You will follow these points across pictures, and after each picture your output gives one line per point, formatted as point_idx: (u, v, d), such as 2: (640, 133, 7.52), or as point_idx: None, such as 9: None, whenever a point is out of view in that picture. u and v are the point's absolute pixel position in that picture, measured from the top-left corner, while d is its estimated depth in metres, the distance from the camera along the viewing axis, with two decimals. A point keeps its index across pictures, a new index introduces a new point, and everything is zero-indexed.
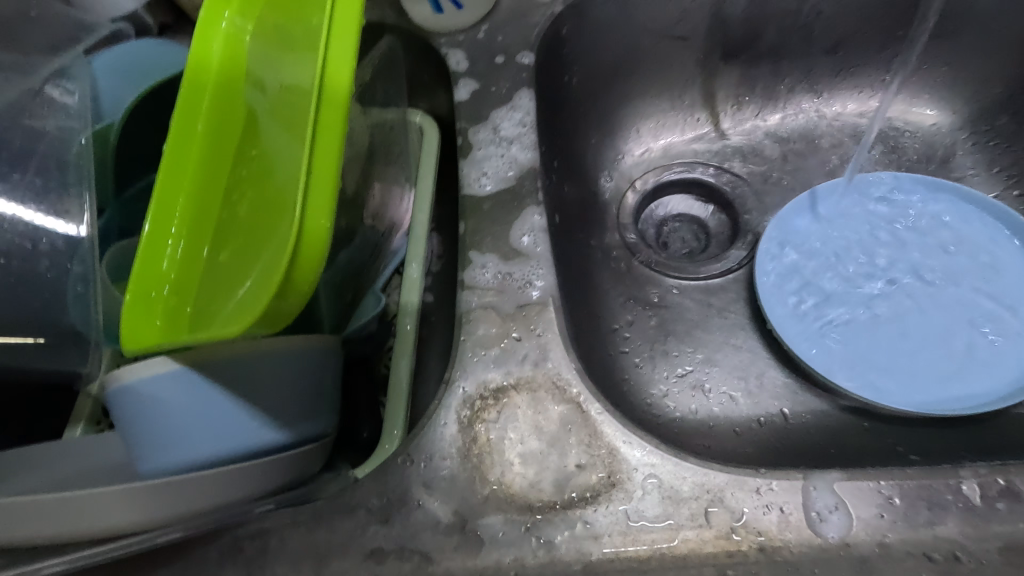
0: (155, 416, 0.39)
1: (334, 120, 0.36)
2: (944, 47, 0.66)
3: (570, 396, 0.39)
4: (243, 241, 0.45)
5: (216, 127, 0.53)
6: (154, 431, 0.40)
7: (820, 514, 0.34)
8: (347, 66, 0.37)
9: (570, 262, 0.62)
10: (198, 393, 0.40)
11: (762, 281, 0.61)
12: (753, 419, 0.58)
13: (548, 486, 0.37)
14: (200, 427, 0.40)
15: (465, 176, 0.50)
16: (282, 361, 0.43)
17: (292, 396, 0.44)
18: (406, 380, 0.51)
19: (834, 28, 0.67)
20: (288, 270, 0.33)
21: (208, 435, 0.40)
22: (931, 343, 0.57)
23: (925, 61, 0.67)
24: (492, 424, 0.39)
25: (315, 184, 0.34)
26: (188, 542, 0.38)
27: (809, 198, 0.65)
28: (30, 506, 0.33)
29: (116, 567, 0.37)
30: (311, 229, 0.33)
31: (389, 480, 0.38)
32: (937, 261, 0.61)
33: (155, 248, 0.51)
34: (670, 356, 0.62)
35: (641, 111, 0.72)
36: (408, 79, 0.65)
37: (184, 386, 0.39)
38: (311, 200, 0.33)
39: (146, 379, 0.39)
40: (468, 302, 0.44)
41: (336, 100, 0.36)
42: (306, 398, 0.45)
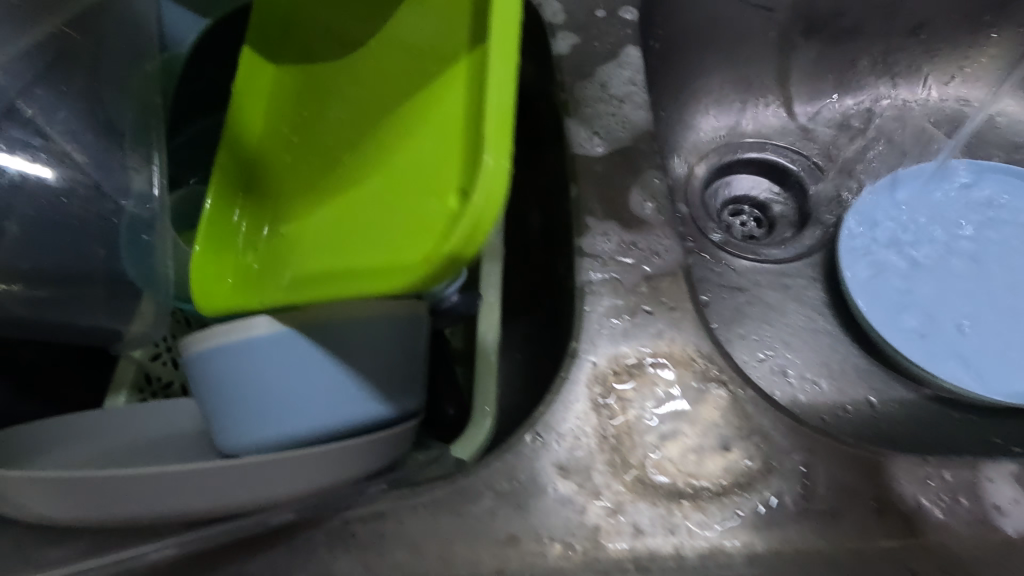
0: (246, 383, 0.35)
1: (508, 64, 0.30)
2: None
3: (713, 376, 0.37)
4: (346, 191, 0.40)
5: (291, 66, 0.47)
6: (253, 401, 0.35)
7: (1000, 507, 0.32)
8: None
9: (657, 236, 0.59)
10: (303, 360, 0.35)
11: (847, 270, 0.60)
12: (840, 408, 0.56)
13: (699, 471, 0.34)
14: (296, 398, 0.35)
15: (574, 135, 0.46)
16: (393, 328, 0.39)
17: (395, 368, 0.39)
18: (495, 353, 0.47)
19: (922, 8, 0.65)
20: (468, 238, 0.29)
21: (305, 408, 0.36)
22: (1012, 332, 0.57)
23: (1006, 49, 0.66)
24: (630, 402, 0.36)
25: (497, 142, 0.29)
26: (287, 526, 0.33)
27: (889, 181, 0.63)
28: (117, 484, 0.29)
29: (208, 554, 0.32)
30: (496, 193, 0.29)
31: (516, 461, 0.35)
32: (1012, 250, 0.61)
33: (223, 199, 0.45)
34: (748, 339, 0.59)
35: (715, 83, 0.68)
36: None
37: (289, 352, 0.35)
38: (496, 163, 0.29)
39: (248, 342, 0.34)
40: (587, 271, 0.41)
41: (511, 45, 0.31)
42: (405, 371, 0.41)
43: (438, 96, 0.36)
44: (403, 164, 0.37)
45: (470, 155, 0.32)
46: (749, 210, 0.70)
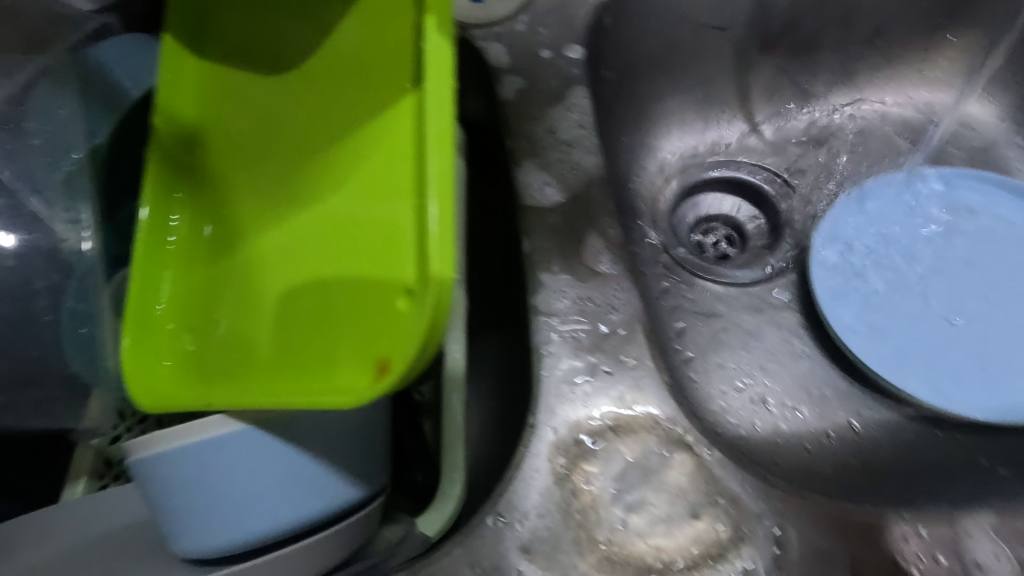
0: (203, 488, 0.33)
1: (447, 147, 0.30)
2: (985, 36, 0.64)
3: (678, 438, 0.35)
4: (302, 260, 0.39)
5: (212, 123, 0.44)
6: (217, 501, 0.33)
7: (980, 561, 0.31)
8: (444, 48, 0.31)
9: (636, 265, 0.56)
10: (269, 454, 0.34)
11: (819, 288, 0.58)
12: (823, 434, 0.55)
13: (669, 544, 0.33)
14: (256, 494, 0.34)
15: (526, 185, 0.44)
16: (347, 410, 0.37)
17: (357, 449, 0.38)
18: (461, 417, 0.45)
19: (876, 16, 0.64)
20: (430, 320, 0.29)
21: (264, 503, 0.35)
22: (988, 344, 0.56)
23: (962, 51, 0.66)
24: (593, 472, 0.35)
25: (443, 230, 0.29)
26: None
27: (857, 195, 0.62)
28: None
29: None
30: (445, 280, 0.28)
31: (479, 546, 0.33)
32: (983, 258, 0.59)
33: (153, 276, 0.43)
34: (726, 368, 0.58)
35: (676, 104, 0.67)
36: None
37: (253, 448, 0.33)
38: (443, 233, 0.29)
39: (205, 446, 0.32)
40: (544, 332, 0.39)
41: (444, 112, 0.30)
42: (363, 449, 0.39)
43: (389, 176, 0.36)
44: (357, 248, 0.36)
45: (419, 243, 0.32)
46: (721, 228, 0.68)
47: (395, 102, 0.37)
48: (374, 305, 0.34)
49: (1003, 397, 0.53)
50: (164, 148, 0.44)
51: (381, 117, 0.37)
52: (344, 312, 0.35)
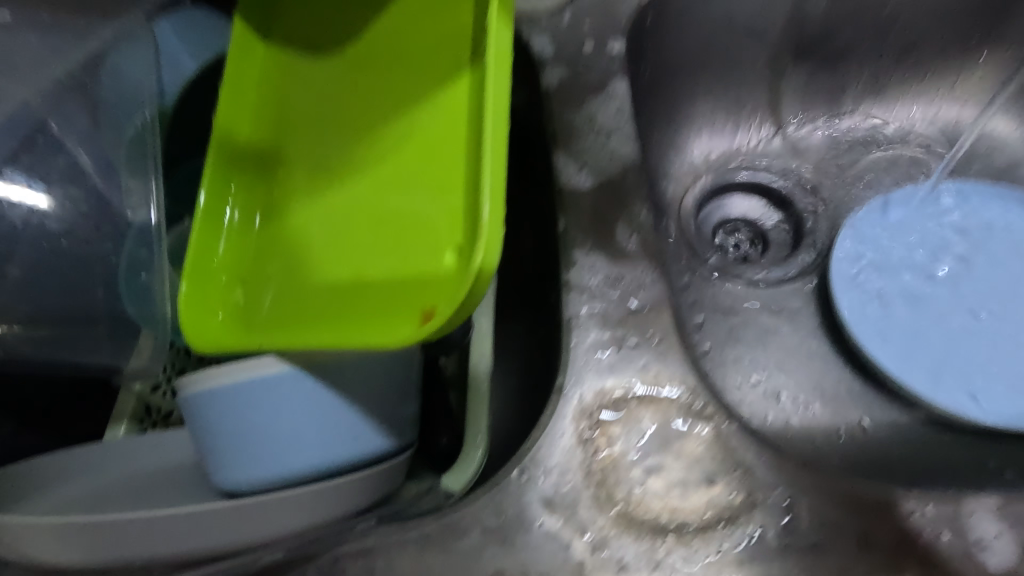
0: (250, 426, 0.35)
1: (501, 127, 0.32)
2: (1018, 55, 0.65)
3: (697, 410, 0.37)
4: (352, 229, 0.41)
5: (264, 91, 0.47)
6: (262, 438, 0.36)
7: (982, 543, 0.32)
8: (504, 40, 0.35)
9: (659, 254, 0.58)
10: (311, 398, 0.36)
11: (839, 291, 0.60)
12: (833, 431, 0.57)
13: (684, 507, 0.34)
14: (298, 438, 0.36)
15: (564, 169, 0.47)
16: (387, 365, 0.39)
17: (391, 404, 0.40)
18: (489, 374, 0.48)
19: (911, 30, 0.65)
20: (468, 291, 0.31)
21: (308, 447, 0.37)
22: (1003, 355, 0.57)
23: (994, 69, 0.67)
24: (615, 435, 0.37)
25: (493, 199, 0.31)
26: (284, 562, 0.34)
27: (881, 203, 0.63)
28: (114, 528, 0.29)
29: None
30: (494, 246, 0.31)
31: (505, 496, 0.35)
32: (1003, 273, 0.60)
33: (208, 233, 0.45)
34: (741, 362, 0.60)
35: (708, 105, 0.69)
36: None
37: (298, 389, 0.35)
38: (494, 200, 0.31)
39: (256, 382, 0.35)
40: (574, 305, 0.41)
41: (502, 99, 0.33)
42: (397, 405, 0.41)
43: (443, 155, 0.39)
44: (409, 220, 0.39)
45: (468, 219, 0.35)
46: (743, 229, 0.70)
47: (453, 87, 0.39)
48: (422, 272, 0.36)
49: (1018, 406, 0.54)
50: (227, 113, 0.46)
51: (440, 98, 0.40)
52: (393, 280, 0.38)
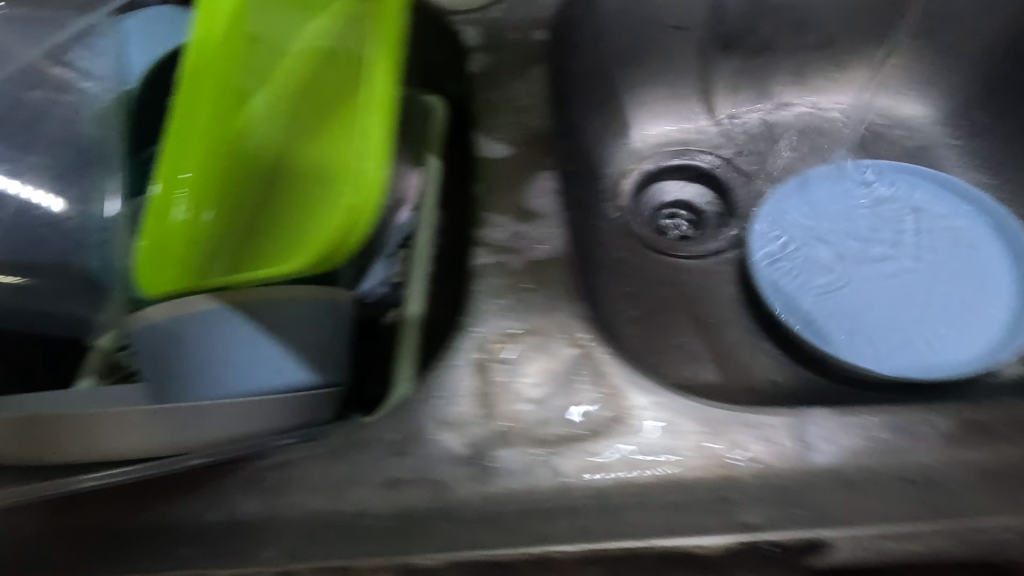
0: (202, 355, 0.37)
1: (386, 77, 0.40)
2: (927, 44, 0.70)
3: (579, 342, 0.42)
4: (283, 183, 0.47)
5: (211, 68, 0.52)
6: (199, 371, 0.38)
7: (814, 444, 0.36)
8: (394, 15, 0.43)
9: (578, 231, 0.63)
10: (246, 332, 0.38)
11: (757, 257, 0.64)
12: (744, 387, 0.61)
13: (559, 422, 0.39)
14: (242, 364, 0.38)
15: (481, 142, 0.52)
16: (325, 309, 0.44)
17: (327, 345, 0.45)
18: (410, 369, 0.50)
19: (825, 24, 0.71)
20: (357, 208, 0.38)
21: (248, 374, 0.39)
22: (905, 317, 0.60)
23: (907, 58, 0.72)
24: (504, 365, 0.42)
25: (379, 133, 0.38)
26: (214, 471, 0.39)
27: (798, 183, 0.68)
28: (132, 420, 0.36)
29: (153, 486, 0.39)
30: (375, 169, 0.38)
31: (406, 417, 0.40)
32: (912, 244, 0.64)
33: None
34: (665, 328, 0.65)
35: (644, 95, 0.74)
36: (422, 55, 0.65)
37: (238, 325, 0.38)
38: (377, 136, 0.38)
39: (207, 317, 0.37)
40: (480, 257, 0.46)
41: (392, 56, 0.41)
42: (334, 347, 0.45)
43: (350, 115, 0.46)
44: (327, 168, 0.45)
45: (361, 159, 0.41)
46: (684, 213, 0.74)
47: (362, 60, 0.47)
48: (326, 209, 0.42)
49: (914, 363, 0.57)
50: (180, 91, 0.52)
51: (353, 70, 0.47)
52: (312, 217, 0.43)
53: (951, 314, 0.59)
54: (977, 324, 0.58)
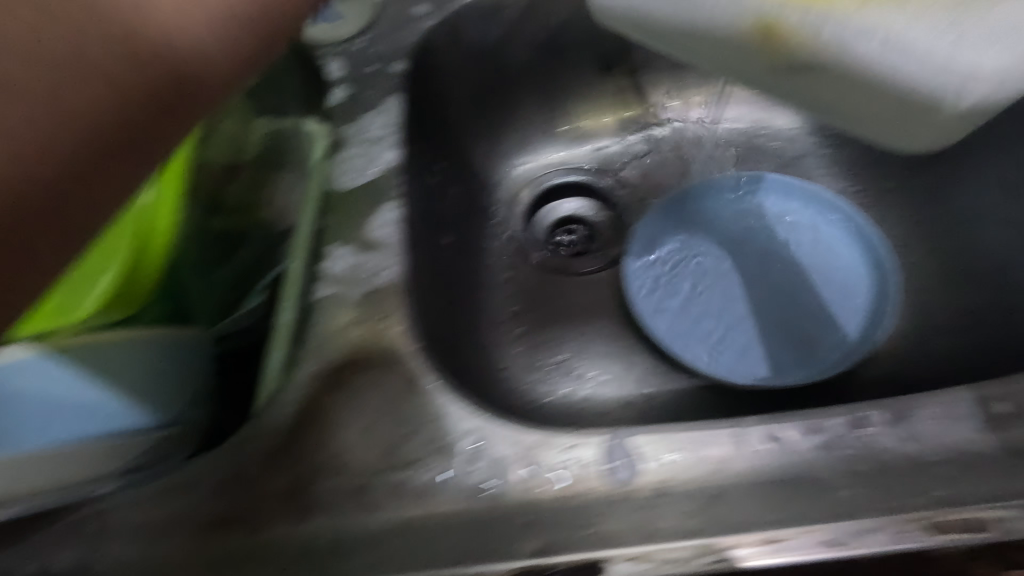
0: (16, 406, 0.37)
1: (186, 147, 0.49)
2: None
3: (408, 372, 0.43)
4: None
5: None
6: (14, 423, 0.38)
7: (617, 464, 0.38)
8: None
9: (429, 256, 0.60)
10: (64, 381, 0.38)
11: (631, 270, 0.66)
12: (619, 400, 0.62)
13: (379, 453, 0.40)
14: (69, 411, 0.39)
15: (333, 174, 0.53)
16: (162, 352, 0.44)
17: (167, 384, 0.45)
18: None
19: None
20: (149, 259, 0.45)
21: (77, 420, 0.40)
22: (773, 325, 0.62)
23: None
24: (333, 399, 0.42)
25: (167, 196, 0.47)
26: (54, 513, 0.42)
27: (678, 194, 0.69)
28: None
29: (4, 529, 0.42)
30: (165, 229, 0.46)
31: (234, 455, 0.41)
32: (783, 251, 0.66)
33: None
34: (547, 346, 0.66)
35: (531, 115, 0.75)
36: (302, 75, 0.63)
37: (54, 376, 0.38)
38: (166, 197, 0.47)
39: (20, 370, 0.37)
40: (321, 290, 0.47)
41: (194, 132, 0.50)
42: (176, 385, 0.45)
43: None
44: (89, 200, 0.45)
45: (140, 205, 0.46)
46: (579, 228, 0.75)
47: None
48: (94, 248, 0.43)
49: (767, 376, 0.59)
50: None
51: None
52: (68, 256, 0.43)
53: (814, 321, 0.61)
54: (835, 330, 0.60)
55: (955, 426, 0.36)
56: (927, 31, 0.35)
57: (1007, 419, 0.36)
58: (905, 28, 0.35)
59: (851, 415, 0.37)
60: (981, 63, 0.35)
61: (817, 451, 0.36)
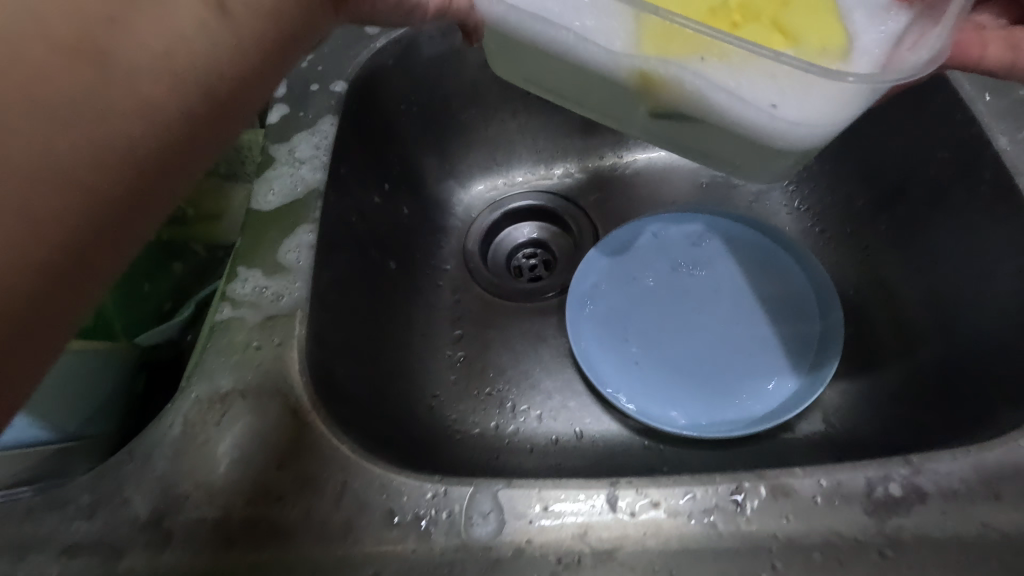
0: None
1: None
2: None
3: (291, 403, 0.41)
4: None
5: None
6: None
7: (478, 518, 0.36)
8: None
9: (363, 274, 0.59)
10: None
11: (579, 288, 0.63)
12: (548, 437, 0.59)
13: (247, 486, 0.38)
14: None
15: (256, 192, 0.53)
16: (70, 367, 0.46)
17: (73, 399, 0.47)
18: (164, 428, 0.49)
19: None
20: None
21: None
22: (721, 367, 0.58)
23: None
24: (211, 426, 0.41)
25: None
26: None
27: (637, 224, 0.66)
28: None
29: None
30: None
31: (106, 478, 0.40)
32: (740, 288, 0.62)
33: None
34: (483, 375, 0.64)
35: (490, 137, 0.73)
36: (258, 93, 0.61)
37: None
38: None
39: None
40: (223, 312, 0.46)
41: None
42: (82, 399, 0.47)
43: None
44: None
45: None
46: (541, 252, 0.74)
47: None
48: None
49: (698, 422, 0.56)
50: None
51: None
52: None
53: (767, 365, 0.58)
54: (786, 378, 0.57)
55: (835, 509, 0.33)
56: (766, 79, 0.33)
57: (891, 504, 0.33)
58: (743, 83, 0.33)
59: (730, 484, 0.35)
60: (819, 115, 0.33)
61: (687, 521, 0.34)
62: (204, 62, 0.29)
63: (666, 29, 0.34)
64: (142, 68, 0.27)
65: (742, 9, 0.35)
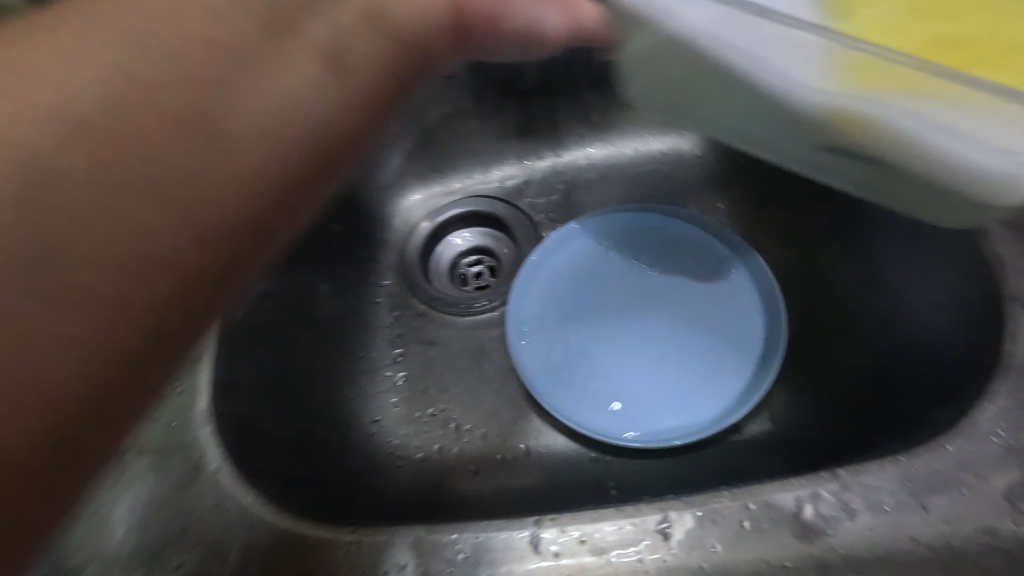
0: None
1: None
2: None
3: (194, 458, 0.38)
4: None
5: None
6: None
7: (394, 571, 0.34)
8: None
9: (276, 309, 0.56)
10: None
11: (518, 313, 0.60)
12: (492, 456, 0.57)
13: (147, 552, 0.36)
14: None
15: None
16: None
17: None
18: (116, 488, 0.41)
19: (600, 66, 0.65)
20: None
21: None
22: (666, 378, 0.56)
23: None
24: (106, 488, 0.37)
25: None
26: None
27: (580, 224, 0.63)
28: None
29: None
30: None
31: None
32: (686, 295, 0.59)
33: None
34: (425, 394, 0.61)
35: (424, 143, 0.69)
36: None
37: None
38: None
39: None
40: None
41: None
42: None
43: None
44: None
45: None
46: (487, 259, 0.71)
47: None
48: None
49: (644, 431, 0.54)
50: None
51: None
52: None
53: (711, 376, 0.56)
54: (728, 389, 0.55)
55: (769, 538, 0.32)
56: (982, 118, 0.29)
57: (819, 525, 0.32)
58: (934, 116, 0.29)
59: (658, 513, 0.33)
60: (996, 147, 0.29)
61: (612, 558, 0.32)
62: (314, 125, 0.30)
63: (852, 59, 0.29)
64: (247, 135, 0.28)
65: (974, 45, 0.30)
